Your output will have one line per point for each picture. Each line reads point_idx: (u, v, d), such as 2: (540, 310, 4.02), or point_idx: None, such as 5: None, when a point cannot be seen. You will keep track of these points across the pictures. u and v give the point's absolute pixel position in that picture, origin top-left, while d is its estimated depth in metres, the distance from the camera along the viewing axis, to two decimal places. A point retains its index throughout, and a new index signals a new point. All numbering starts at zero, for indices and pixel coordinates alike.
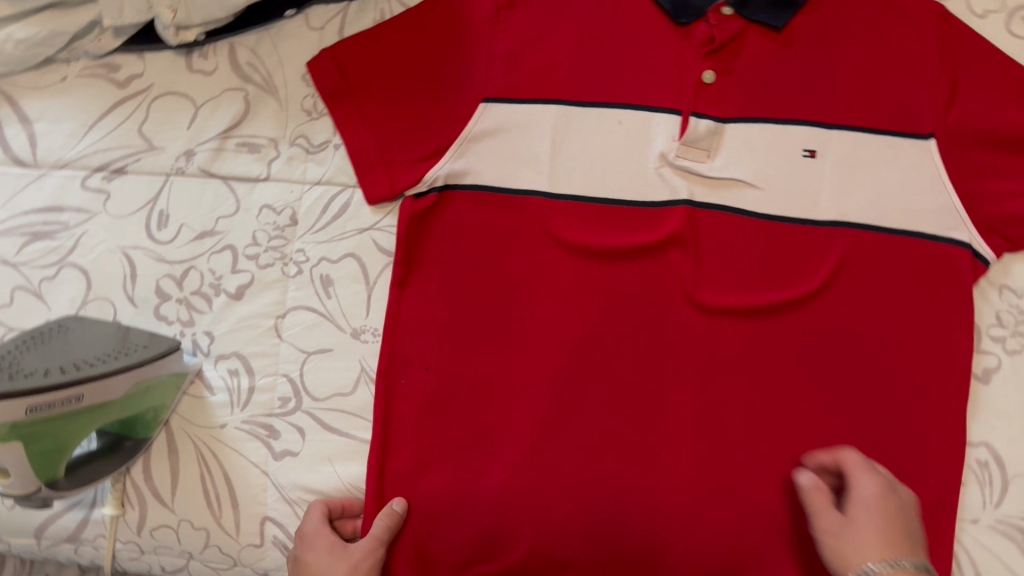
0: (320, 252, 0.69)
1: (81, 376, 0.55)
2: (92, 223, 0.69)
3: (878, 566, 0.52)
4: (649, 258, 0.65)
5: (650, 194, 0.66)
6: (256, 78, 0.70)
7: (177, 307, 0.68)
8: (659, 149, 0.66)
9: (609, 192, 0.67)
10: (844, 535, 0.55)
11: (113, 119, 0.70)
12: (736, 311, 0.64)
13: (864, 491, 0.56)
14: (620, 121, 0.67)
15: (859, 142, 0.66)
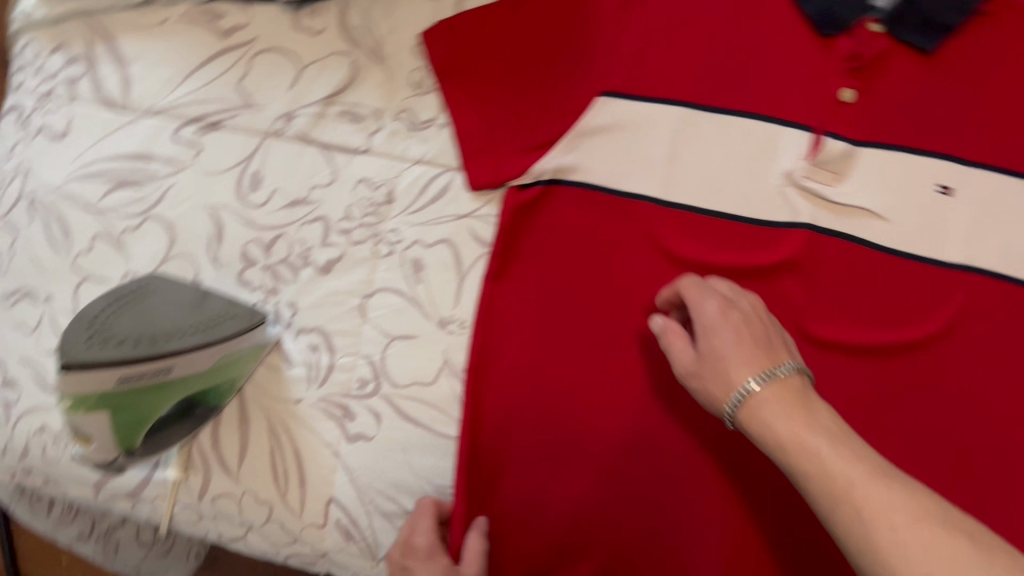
0: (414, 234, 0.66)
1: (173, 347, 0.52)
2: (181, 176, 0.66)
3: (755, 381, 0.47)
4: (761, 281, 0.62)
5: (770, 213, 0.62)
6: (366, 44, 0.67)
7: (262, 274, 0.66)
8: (784, 167, 0.62)
9: (725, 206, 0.62)
10: (705, 369, 0.51)
11: (212, 70, 0.67)
12: (847, 348, 0.61)
13: (705, 314, 0.52)
14: (747, 132, 0.62)
15: (1003, 184, 0.60)
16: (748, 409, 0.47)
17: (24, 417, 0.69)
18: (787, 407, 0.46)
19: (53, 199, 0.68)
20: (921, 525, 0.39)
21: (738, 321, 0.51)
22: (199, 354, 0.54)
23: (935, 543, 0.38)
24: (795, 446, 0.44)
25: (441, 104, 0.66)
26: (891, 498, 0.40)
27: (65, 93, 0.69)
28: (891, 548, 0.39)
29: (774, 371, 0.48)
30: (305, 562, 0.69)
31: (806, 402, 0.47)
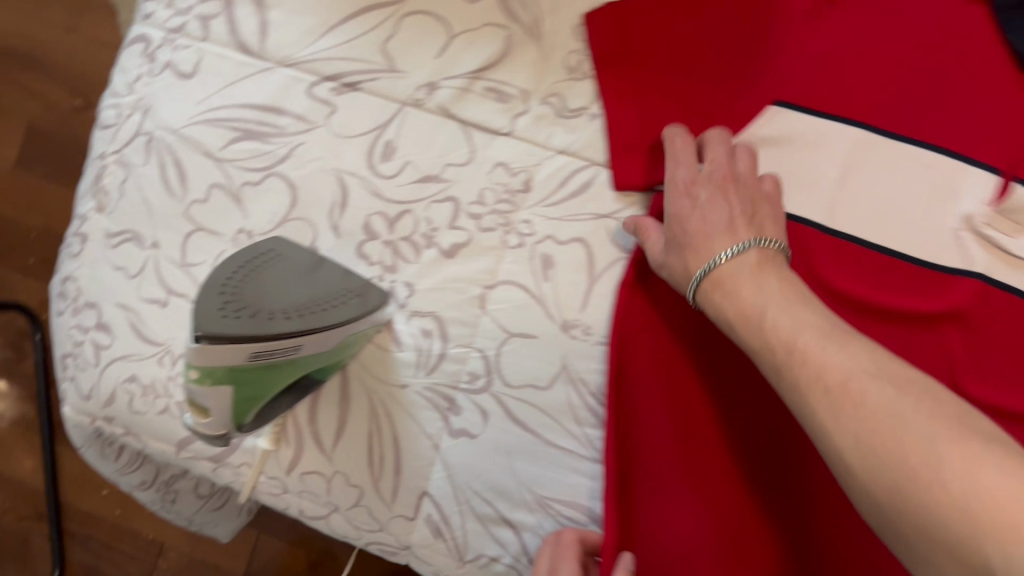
0: (548, 229, 0.61)
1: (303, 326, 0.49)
2: (310, 136, 0.63)
3: (722, 257, 0.50)
4: (920, 328, 0.56)
5: (940, 257, 0.57)
6: (524, 19, 0.62)
7: (382, 249, 0.62)
8: (965, 211, 0.57)
9: (893, 244, 0.57)
10: (674, 255, 0.54)
11: (357, 27, 0.62)
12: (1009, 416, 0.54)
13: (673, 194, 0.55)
14: (927, 166, 0.58)
15: None
16: (712, 287, 0.50)
17: (113, 364, 0.66)
18: (756, 284, 0.49)
19: (172, 141, 0.64)
20: (872, 387, 0.41)
21: (714, 197, 0.53)
22: (323, 333, 0.51)
23: (873, 395, 0.40)
24: (744, 322, 0.48)
25: (595, 92, 0.62)
26: (846, 365, 0.42)
27: (196, 30, 0.65)
28: (827, 412, 0.41)
29: (734, 247, 0.50)
30: (385, 550, 0.66)
31: (762, 270, 0.49)
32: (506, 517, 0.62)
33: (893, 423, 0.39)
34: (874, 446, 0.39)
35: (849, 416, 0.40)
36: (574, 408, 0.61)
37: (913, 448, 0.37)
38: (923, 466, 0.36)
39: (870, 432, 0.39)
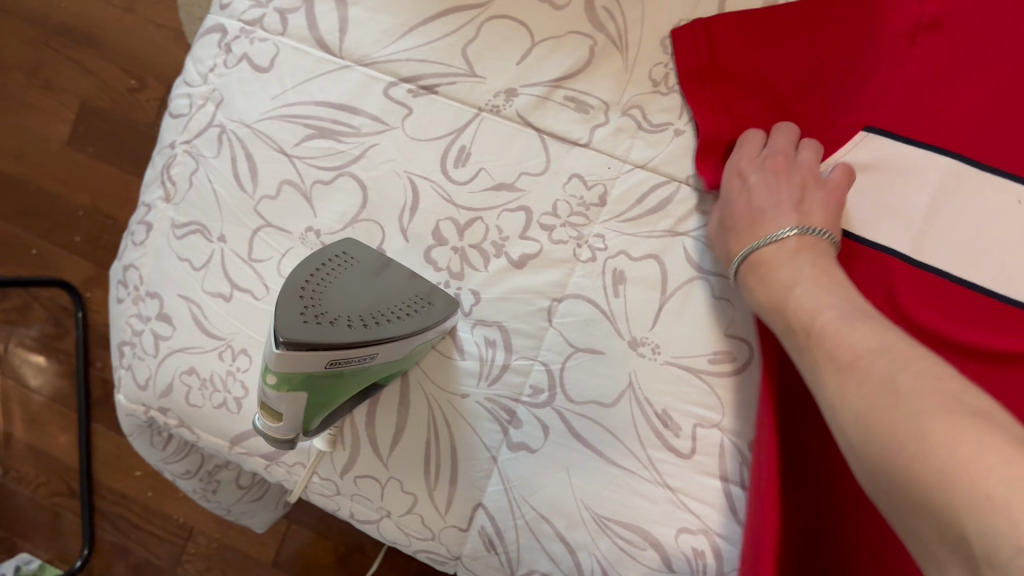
0: (621, 244, 0.60)
1: (381, 335, 0.48)
2: (385, 137, 0.62)
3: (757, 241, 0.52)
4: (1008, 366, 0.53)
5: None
6: (609, 29, 0.61)
7: (450, 255, 0.62)
8: None
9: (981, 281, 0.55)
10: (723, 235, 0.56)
11: (438, 28, 0.62)
12: None
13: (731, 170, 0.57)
14: (1022, 200, 0.55)
15: None
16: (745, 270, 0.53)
17: (172, 355, 0.65)
18: (792, 266, 0.50)
19: (244, 135, 0.64)
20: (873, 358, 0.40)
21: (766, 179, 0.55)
22: (399, 341, 0.50)
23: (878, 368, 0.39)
24: (776, 300, 0.49)
25: (681, 106, 0.60)
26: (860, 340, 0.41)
27: (275, 23, 0.64)
28: (834, 388, 0.41)
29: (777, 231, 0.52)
30: (434, 559, 0.66)
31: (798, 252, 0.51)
32: (562, 535, 0.60)
33: (892, 397, 0.37)
34: (869, 426, 0.37)
35: (854, 395, 0.39)
36: (639, 427, 0.60)
37: (900, 425, 0.35)
38: (906, 436, 0.35)
39: (867, 407, 0.38)
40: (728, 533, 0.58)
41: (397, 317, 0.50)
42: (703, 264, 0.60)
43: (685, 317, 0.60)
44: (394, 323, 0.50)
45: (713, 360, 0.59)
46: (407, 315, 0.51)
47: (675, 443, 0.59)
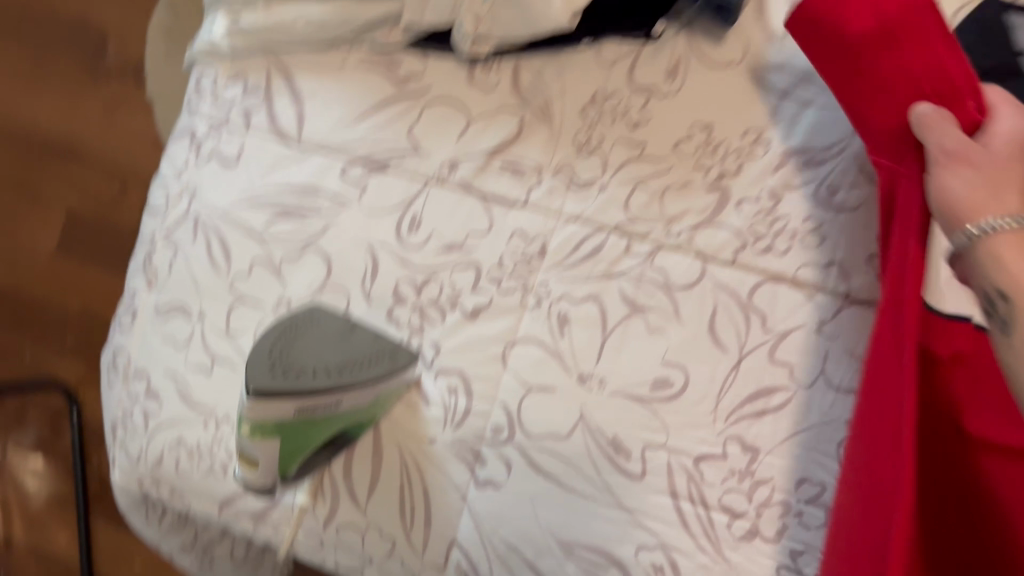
0: (563, 290, 0.67)
1: (342, 382, 0.53)
2: (344, 213, 0.69)
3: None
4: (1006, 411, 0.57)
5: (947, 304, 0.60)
6: (535, 103, 0.68)
7: (410, 313, 0.68)
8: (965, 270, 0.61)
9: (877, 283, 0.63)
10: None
11: (385, 114, 0.69)
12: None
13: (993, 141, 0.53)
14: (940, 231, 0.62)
15: None
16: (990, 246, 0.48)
17: (162, 428, 0.71)
18: None
19: (216, 221, 0.71)
20: None
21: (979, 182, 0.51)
22: (361, 388, 0.55)
23: None
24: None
25: (605, 164, 0.67)
26: None
27: (239, 121, 0.72)
28: None
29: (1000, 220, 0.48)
30: None
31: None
32: (532, 563, 0.65)
33: None
34: None
35: None
36: (592, 455, 0.65)
37: None
38: None
39: None
40: (683, 547, 0.63)
41: (359, 368, 0.56)
42: (638, 301, 0.66)
43: (626, 351, 0.65)
44: (356, 372, 0.55)
45: (655, 388, 0.65)
46: (370, 365, 0.57)
47: (628, 466, 0.64)
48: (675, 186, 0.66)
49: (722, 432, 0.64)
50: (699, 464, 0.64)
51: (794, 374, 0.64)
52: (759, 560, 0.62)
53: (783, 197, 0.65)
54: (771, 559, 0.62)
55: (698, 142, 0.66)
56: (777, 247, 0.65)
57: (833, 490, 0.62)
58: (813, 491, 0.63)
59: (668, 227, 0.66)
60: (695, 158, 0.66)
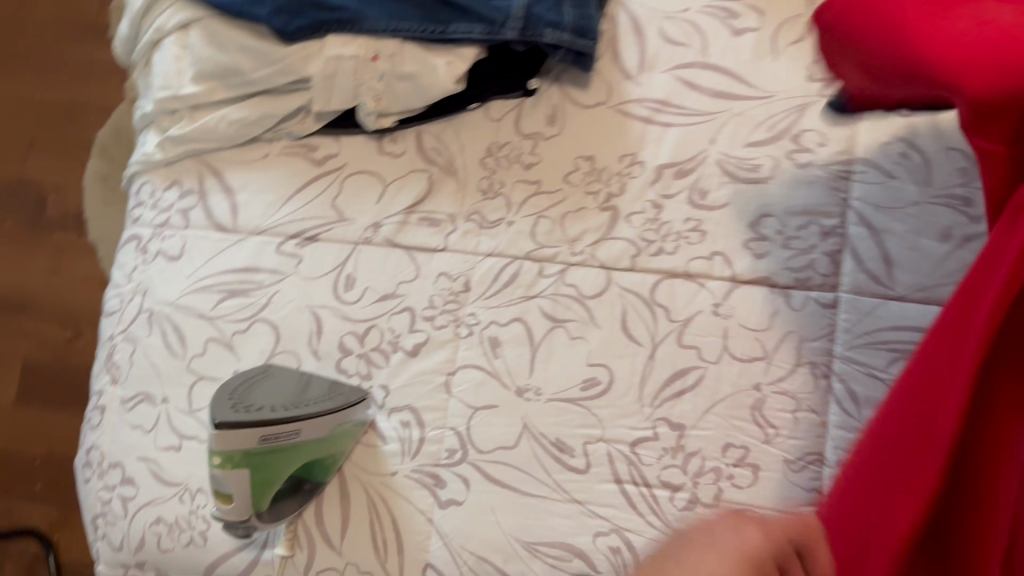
0: (490, 316, 0.74)
1: (302, 413, 0.60)
2: (284, 283, 0.77)
3: None
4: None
5: None
6: (440, 161, 0.78)
7: (357, 362, 0.75)
8: None
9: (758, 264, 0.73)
10: None
11: (309, 193, 0.78)
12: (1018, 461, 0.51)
13: None
14: None
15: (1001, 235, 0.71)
16: None
17: (141, 510, 0.74)
18: None
19: (170, 311, 0.78)
20: None
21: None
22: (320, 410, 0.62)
23: None
24: None
25: (508, 204, 0.77)
26: None
27: (180, 221, 0.80)
28: None
29: None
30: None
31: None
32: (502, 569, 0.70)
33: None
34: None
35: None
36: (540, 458, 0.71)
37: None
38: None
39: None
40: (634, 526, 0.69)
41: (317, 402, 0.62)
42: (557, 314, 0.74)
43: (554, 360, 0.73)
44: (315, 405, 0.61)
45: (585, 387, 0.72)
46: (326, 401, 0.63)
47: (572, 462, 0.71)
48: (571, 212, 0.76)
49: (651, 416, 0.71)
50: (636, 448, 0.71)
51: (703, 354, 0.72)
52: None
53: (664, 205, 0.75)
54: None
55: (584, 172, 0.77)
56: (667, 248, 0.74)
57: (756, 450, 0.69)
58: (738, 453, 0.70)
59: (572, 247, 0.75)
60: (585, 186, 0.76)
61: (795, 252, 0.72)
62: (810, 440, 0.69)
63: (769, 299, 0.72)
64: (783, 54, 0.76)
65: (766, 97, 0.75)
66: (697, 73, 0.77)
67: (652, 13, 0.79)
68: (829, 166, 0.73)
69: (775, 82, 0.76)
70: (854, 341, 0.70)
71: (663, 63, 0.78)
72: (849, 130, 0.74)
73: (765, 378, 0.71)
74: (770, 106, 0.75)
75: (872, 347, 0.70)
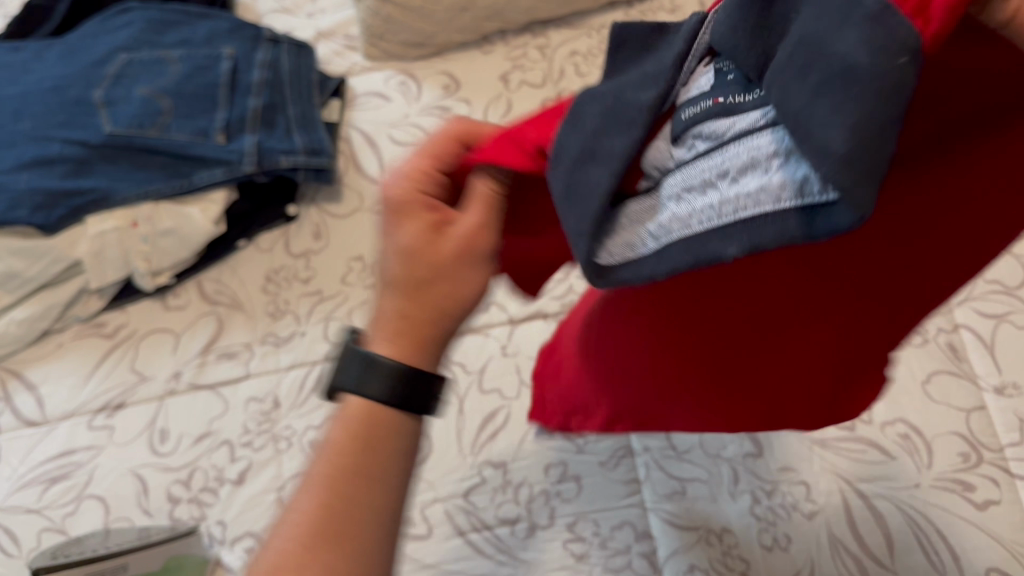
0: (305, 423, 0.78)
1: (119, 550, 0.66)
2: (102, 455, 0.78)
3: None
4: None
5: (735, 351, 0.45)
6: (224, 300, 0.84)
7: (189, 507, 0.76)
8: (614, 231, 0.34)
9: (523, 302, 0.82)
10: None
11: (109, 365, 0.82)
12: None
13: None
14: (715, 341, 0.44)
15: None
16: None
17: None
18: None
19: None
20: None
21: None
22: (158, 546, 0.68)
23: None
24: None
25: (297, 319, 0.83)
26: None
27: None
28: None
29: None
30: None
31: None
32: None
33: None
34: None
35: None
36: None
37: None
38: None
39: None
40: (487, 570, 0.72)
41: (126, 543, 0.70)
42: None
43: None
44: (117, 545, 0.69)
45: None
46: (137, 540, 0.70)
47: (414, 530, 0.73)
48: (355, 307, 0.83)
49: (474, 463, 0.76)
50: (469, 497, 0.75)
51: (503, 394, 0.79)
52: (546, 545, 0.73)
53: None
54: (554, 540, 0.73)
55: (357, 271, 0.85)
56: None
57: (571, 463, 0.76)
58: (558, 471, 0.76)
59: None
60: (362, 282, 0.84)
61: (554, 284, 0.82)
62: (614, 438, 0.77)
63: (546, 328, 0.81)
64: None
65: None
66: None
67: (380, 126, 0.91)
68: None
69: None
70: None
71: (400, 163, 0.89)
72: None
73: None
74: None
75: None
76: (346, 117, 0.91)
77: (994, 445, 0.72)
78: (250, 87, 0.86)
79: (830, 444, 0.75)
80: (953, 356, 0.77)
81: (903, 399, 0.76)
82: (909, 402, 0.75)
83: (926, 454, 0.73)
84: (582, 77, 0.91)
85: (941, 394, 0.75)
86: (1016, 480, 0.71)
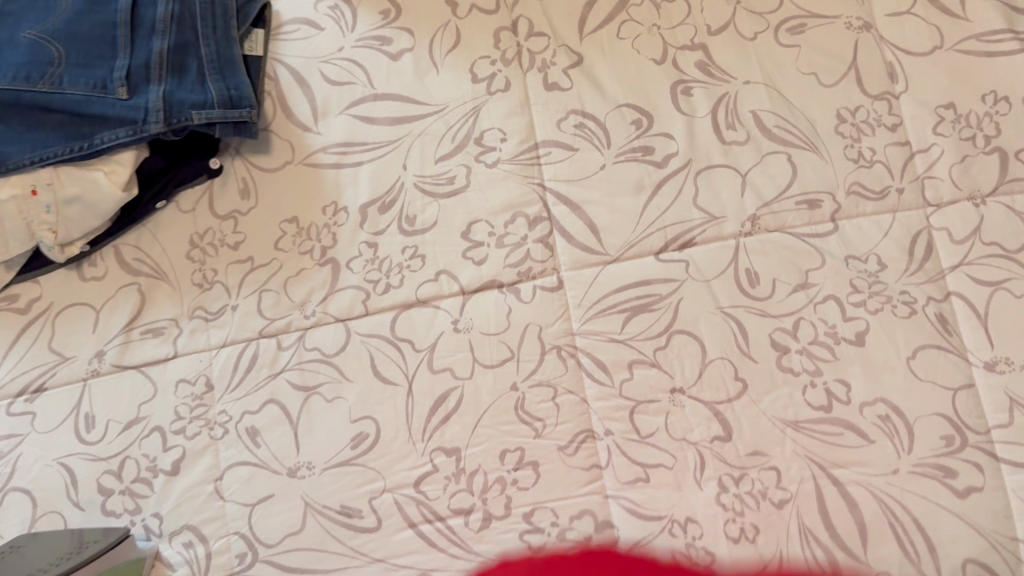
0: (240, 408, 0.72)
1: None
2: (24, 444, 0.72)
3: None
4: None
5: None
6: (145, 270, 0.76)
7: (121, 499, 0.70)
8: None
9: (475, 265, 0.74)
10: None
11: (24, 343, 0.75)
12: None
13: None
14: None
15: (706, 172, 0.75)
16: None
17: None
18: None
19: None
20: None
21: None
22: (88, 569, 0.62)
23: None
24: None
25: (227, 291, 0.75)
26: None
27: None
28: None
29: None
30: None
31: None
32: None
33: None
34: None
35: None
36: (330, 531, 0.69)
37: None
38: None
39: None
40: (440, 564, 0.67)
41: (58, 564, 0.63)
42: (307, 382, 0.72)
43: (316, 429, 0.71)
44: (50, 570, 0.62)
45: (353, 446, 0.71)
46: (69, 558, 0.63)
47: (362, 522, 0.69)
48: (292, 277, 0.75)
49: (425, 450, 0.70)
50: (420, 487, 0.69)
51: (456, 373, 0.72)
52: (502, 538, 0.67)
53: (378, 242, 0.75)
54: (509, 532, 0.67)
55: (292, 235, 0.76)
56: (393, 282, 0.74)
57: (531, 448, 0.69)
58: (515, 457, 0.69)
59: (303, 311, 0.74)
60: (297, 248, 0.76)
61: (510, 248, 0.74)
62: (576, 421, 0.70)
63: (501, 301, 0.73)
64: (444, 65, 0.79)
65: (440, 109, 0.78)
66: (370, 107, 0.78)
67: (311, 61, 0.80)
68: (516, 157, 0.76)
69: (445, 91, 0.78)
70: (587, 313, 0.72)
71: (336, 106, 0.79)
72: (524, 119, 0.77)
73: (519, 376, 0.71)
74: (446, 117, 0.77)
75: (605, 313, 0.72)
76: (274, 52, 0.81)
77: (980, 427, 0.66)
78: (154, 24, 0.75)
79: (804, 426, 0.67)
80: (944, 329, 0.69)
81: (887, 376, 0.68)
82: (893, 379, 0.68)
83: (906, 439, 0.66)
84: (541, 2, 0.81)
85: (927, 371, 0.68)
86: (1001, 464, 0.65)
